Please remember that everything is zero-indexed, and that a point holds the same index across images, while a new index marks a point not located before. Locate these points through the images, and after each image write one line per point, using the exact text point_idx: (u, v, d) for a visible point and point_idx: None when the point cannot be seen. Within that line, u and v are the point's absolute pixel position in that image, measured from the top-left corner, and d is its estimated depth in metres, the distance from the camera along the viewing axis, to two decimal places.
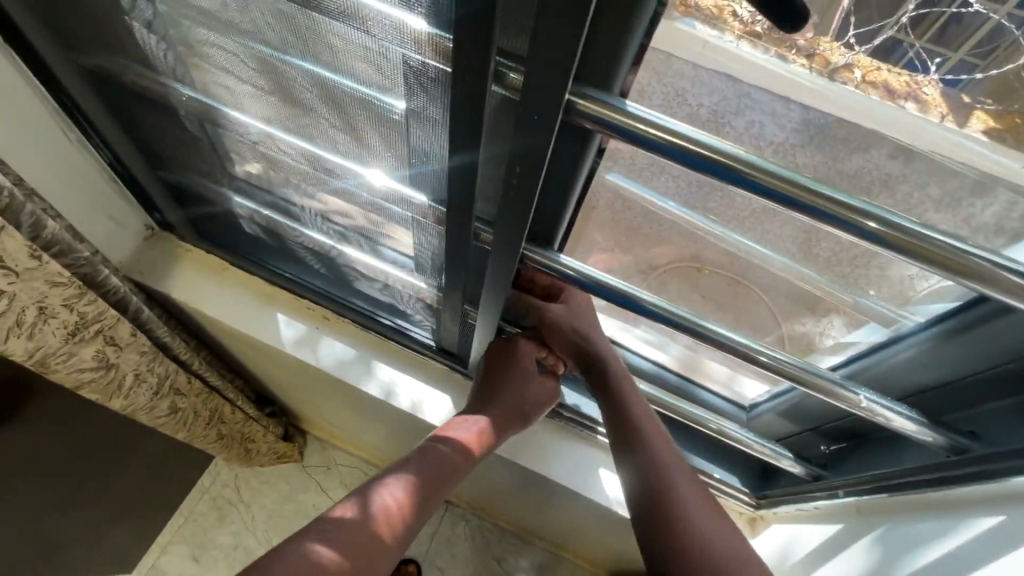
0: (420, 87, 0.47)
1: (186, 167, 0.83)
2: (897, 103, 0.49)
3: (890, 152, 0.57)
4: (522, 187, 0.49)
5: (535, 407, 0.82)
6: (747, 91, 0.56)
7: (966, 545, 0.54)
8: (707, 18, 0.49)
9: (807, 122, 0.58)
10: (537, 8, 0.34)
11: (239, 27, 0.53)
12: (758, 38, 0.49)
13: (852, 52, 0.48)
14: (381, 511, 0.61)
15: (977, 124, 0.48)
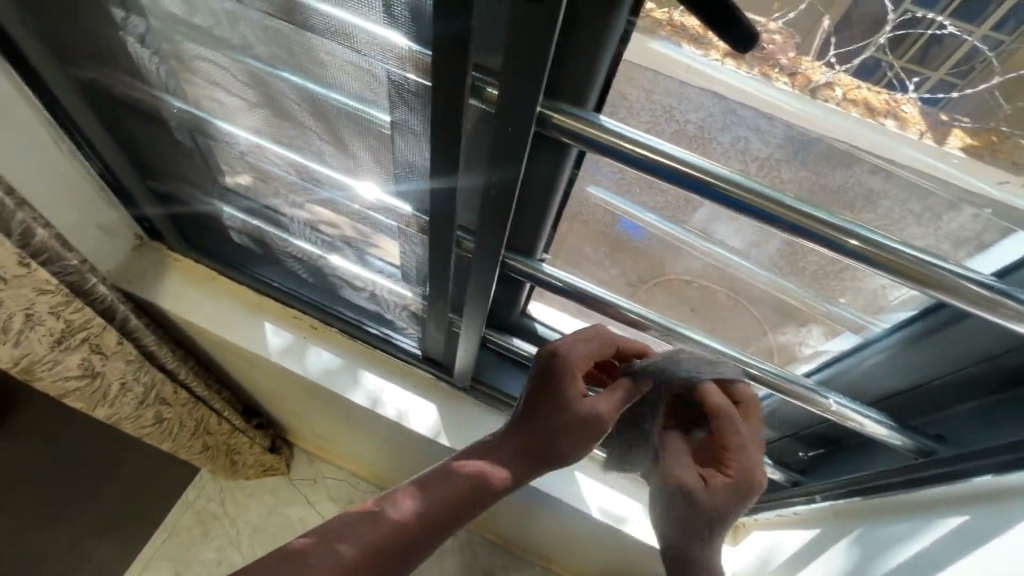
0: (402, 101, 0.49)
1: (177, 178, 0.84)
2: (877, 120, 0.52)
3: (873, 169, 0.59)
4: (500, 196, 0.51)
5: (573, 444, 0.60)
6: (734, 108, 0.58)
7: (934, 546, 0.55)
8: (693, 38, 0.52)
9: (793, 139, 0.59)
10: (508, 30, 0.36)
11: (229, 42, 0.55)
12: (740, 59, 0.53)
13: (834, 70, 0.50)
14: (402, 519, 0.62)
15: (956, 141, 0.51)
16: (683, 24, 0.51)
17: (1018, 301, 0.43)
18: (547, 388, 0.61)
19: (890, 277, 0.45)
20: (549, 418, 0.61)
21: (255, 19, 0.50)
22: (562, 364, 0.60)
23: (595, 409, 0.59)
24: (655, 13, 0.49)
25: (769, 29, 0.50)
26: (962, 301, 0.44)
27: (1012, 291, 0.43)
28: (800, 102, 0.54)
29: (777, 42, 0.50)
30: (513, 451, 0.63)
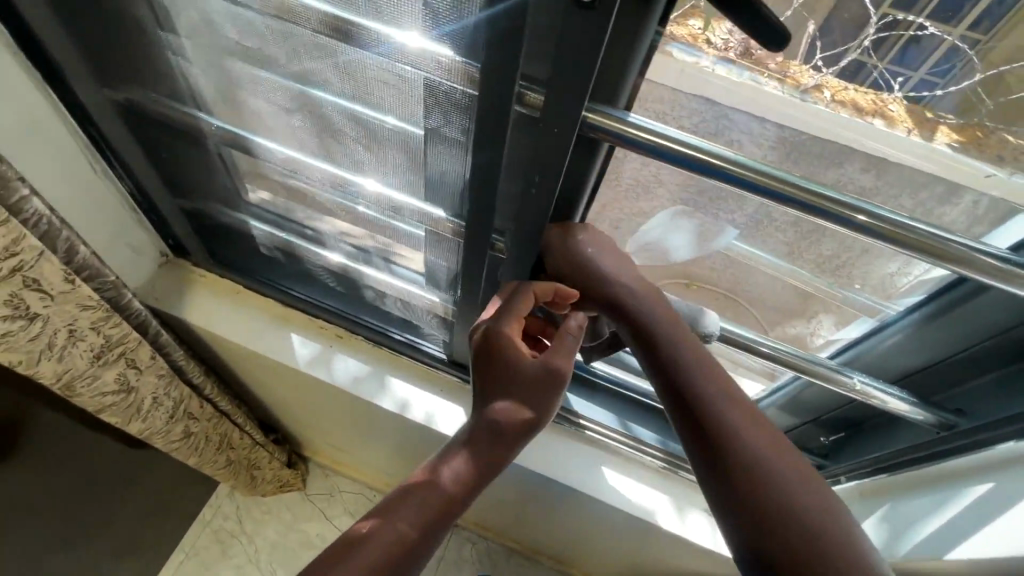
0: (445, 109, 0.52)
1: (206, 194, 0.87)
2: (867, 118, 0.55)
3: (862, 166, 0.62)
4: (541, 195, 0.53)
5: (545, 404, 0.62)
6: (726, 112, 0.62)
7: (963, 513, 0.59)
8: (685, 46, 0.56)
9: (782, 140, 0.63)
10: (559, 41, 0.39)
11: (274, 62, 0.58)
12: (733, 62, 0.56)
13: (820, 74, 0.54)
14: (443, 488, 0.60)
15: (943, 137, 0.54)
16: (674, 33, 0.56)
17: None
18: (495, 360, 0.62)
19: (910, 255, 0.48)
20: (518, 381, 0.62)
21: (302, 38, 0.53)
22: (499, 336, 0.61)
23: (550, 364, 0.61)
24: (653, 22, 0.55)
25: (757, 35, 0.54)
26: (982, 275, 0.47)
27: None
28: (792, 104, 0.57)
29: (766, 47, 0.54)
30: (506, 408, 0.62)
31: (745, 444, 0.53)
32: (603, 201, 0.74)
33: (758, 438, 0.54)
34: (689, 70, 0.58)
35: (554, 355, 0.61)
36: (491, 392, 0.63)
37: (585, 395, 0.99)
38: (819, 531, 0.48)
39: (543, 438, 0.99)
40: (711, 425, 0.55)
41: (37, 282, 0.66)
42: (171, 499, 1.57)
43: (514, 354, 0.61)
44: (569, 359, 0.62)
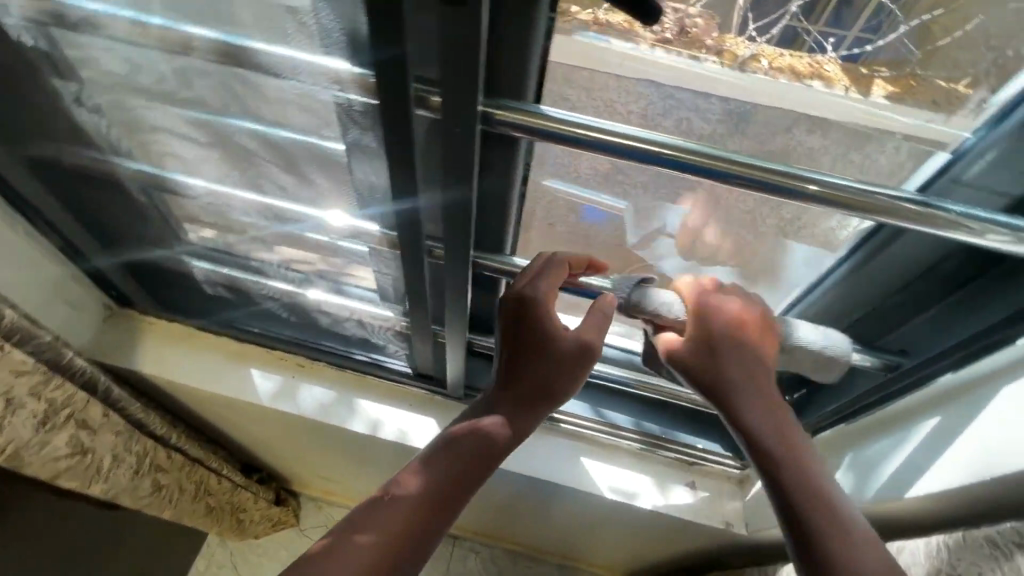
0: (354, 123, 0.51)
1: (139, 241, 0.84)
2: (804, 82, 0.55)
3: (808, 128, 0.58)
4: (459, 196, 0.53)
5: (572, 380, 0.64)
6: (672, 91, 0.58)
7: (916, 453, 0.60)
8: (622, 33, 0.54)
9: (730, 112, 0.59)
10: (440, 40, 0.39)
11: (178, 97, 0.57)
12: (670, 43, 0.55)
13: (755, 43, 0.53)
14: (410, 498, 0.58)
15: (879, 91, 0.54)
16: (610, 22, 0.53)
17: (941, 210, 0.47)
18: (526, 335, 0.62)
19: (843, 211, 0.49)
20: (526, 385, 0.64)
21: (199, 68, 0.52)
22: (538, 303, 0.59)
23: (577, 343, 0.62)
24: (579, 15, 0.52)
25: (690, 13, 0.52)
26: (902, 221, 0.48)
27: (936, 203, 0.48)
28: (734, 79, 0.56)
29: (700, 25, 0.53)
30: (507, 413, 0.64)
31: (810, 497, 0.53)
32: (539, 193, 0.71)
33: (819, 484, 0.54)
34: (630, 55, 0.56)
35: (588, 328, 0.62)
36: (495, 401, 0.65)
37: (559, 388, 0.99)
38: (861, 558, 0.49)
39: (520, 437, 0.98)
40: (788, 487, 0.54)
41: None
42: (161, 555, 1.53)
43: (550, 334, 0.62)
44: (600, 334, 0.62)
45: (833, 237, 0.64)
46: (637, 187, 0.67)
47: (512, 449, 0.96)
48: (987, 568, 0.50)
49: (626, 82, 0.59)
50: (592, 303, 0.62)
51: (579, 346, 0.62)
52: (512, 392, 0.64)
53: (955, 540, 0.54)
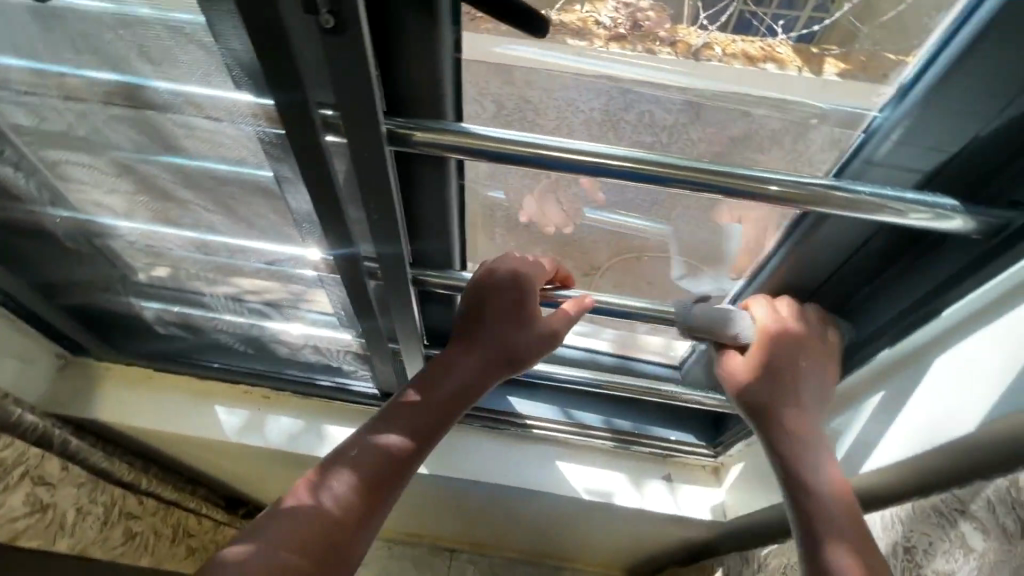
0: (273, 155, 0.51)
1: (81, 287, 0.82)
2: (759, 65, 0.54)
3: (770, 110, 0.56)
4: (383, 215, 0.54)
5: (529, 358, 0.70)
6: (629, 88, 0.57)
7: (865, 427, 0.62)
8: (576, 31, 0.54)
9: (691, 102, 0.57)
10: (331, 69, 0.39)
11: (92, 141, 0.55)
12: (625, 39, 0.54)
13: (707, 31, 0.53)
14: (328, 503, 0.62)
15: (831, 69, 0.52)
16: (563, 21, 0.53)
17: (847, 191, 0.47)
18: (494, 317, 0.67)
19: (776, 203, 0.49)
20: (438, 394, 0.67)
21: (107, 111, 0.51)
22: (501, 290, 0.65)
23: (500, 339, 0.68)
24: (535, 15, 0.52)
25: (641, 7, 0.54)
26: (831, 210, 0.49)
27: (842, 183, 0.48)
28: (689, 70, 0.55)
29: (652, 18, 0.54)
30: (410, 428, 0.66)
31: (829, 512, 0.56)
32: (481, 205, 0.71)
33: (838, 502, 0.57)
34: (583, 53, 0.55)
35: (556, 317, 0.68)
36: (399, 415, 0.66)
37: (530, 395, 0.98)
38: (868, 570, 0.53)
39: (493, 447, 0.98)
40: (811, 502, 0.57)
41: None
42: None
43: (489, 326, 0.68)
44: (566, 325, 0.68)
45: (769, 228, 0.64)
46: (579, 189, 0.68)
47: (486, 460, 0.96)
48: (937, 536, 0.52)
49: (549, 94, 0.59)
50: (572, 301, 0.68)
51: (545, 333, 0.68)
52: (419, 403, 0.67)
53: (907, 511, 0.56)
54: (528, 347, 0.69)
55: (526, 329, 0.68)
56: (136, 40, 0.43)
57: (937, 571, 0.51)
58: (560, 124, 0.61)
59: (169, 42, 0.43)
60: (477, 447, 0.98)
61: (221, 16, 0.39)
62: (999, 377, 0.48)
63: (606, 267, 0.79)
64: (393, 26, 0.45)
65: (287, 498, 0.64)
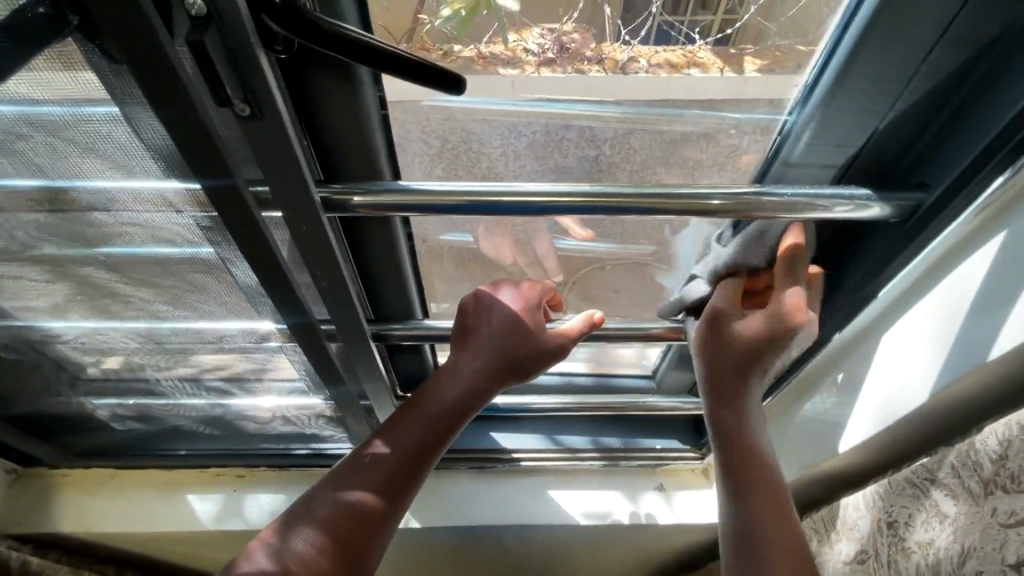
0: (213, 239, 0.51)
1: (23, 397, 0.77)
2: (683, 72, 0.54)
3: (702, 108, 0.57)
4: (331, 278, 0.53)
5: (531, 367, 0.68)
6: (564, 121, 0.59)
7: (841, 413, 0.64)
8: (506, 61, 0.53)
9: (625, 113, 0.58)
10: (254, 148, 0.40)
11: (16, 249, 0.53)
12: (554, 64, 0.54)
13: (631, 45, 0.53)
14: (297, 561, 0.58)
15: (751, 66, 0.54)
16: (492, 53, 0.53)
17: (774, 196, 0.50)
18: (476, 327, 0.67)
19: (722, 215, 0.51)
20: (410, 436, 0.63)
21: (25, 218, 0.49)
22: (484, 319, 0.67)
23: (476, 373, 0.65)
24: (461, 52, 0.52)
25: (565, 30, 0.52)
26: (766, 214, 0.51)
27: (768, 188, 0.50)
28: (619, 84, 0.55)
29: (577, 39, 0.53)
30: (386, 472, 0.62)
31: (757, 480, 0.58)
32: (434, 249, 0.71)
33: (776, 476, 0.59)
34: (518, 82, 0.54)
35: (563, 330, 0.67)
36: (374, 460, 0.62)
37: (512, 427, 0.98)
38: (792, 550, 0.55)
39: (484, 489, 0.96)
40: (737, 465, 0.59)
41: None
42: None
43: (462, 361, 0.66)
44: (571, 335, 0.67)
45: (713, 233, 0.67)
46: (529, 224, 0.69)
47: (478, 502, 0.95)
48: (914, 507, 0.54)
49: (487, 123, 0.58)
50: (586, 313, 0.69)
51: (541, 342, 0.66)
52: (390, 450, 0.63)
53: (884, 486, 0.58)
54: (523, 361, 0.67)
55: (521, 336, 0.66)
56: (45, 147, 0.42)
57: (919, 541, 0.52)
58: (505, 150, 0.62)
59: (80, 141, 0.42)
60: (466, 490, 0.96)
61: (135, 107, 0.39)
62: (940, 345, 0.52)
63: (571, 283, 0.80)
64: (314, 97, 0.46)
65: (245, 561, 0.59)
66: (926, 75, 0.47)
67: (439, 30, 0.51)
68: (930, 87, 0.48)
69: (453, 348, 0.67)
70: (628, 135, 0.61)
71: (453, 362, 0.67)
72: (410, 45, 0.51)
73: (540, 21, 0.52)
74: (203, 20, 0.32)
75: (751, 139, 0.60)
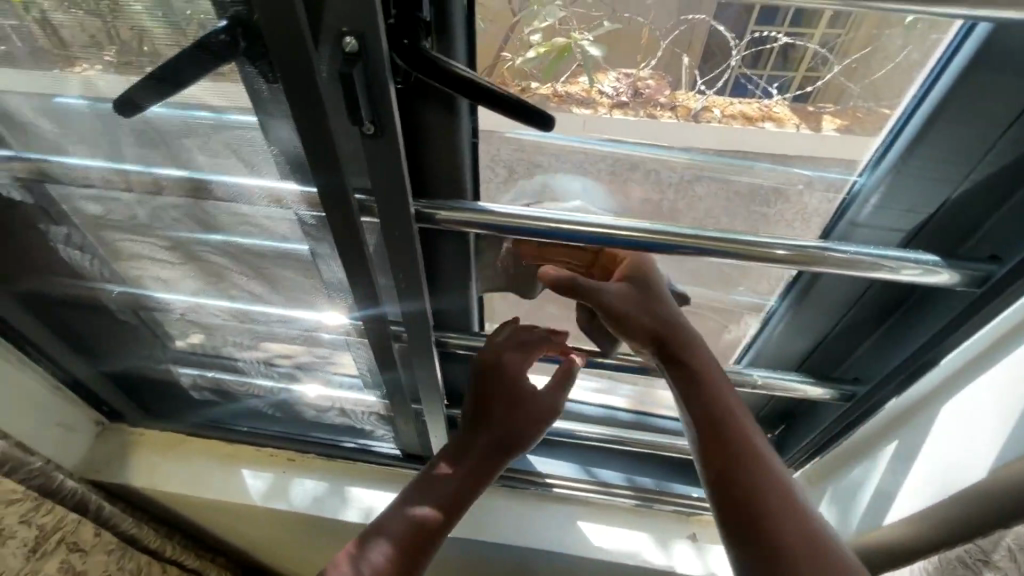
0: (313, 235, 0.58)
1: (125, 355, 0.87)
2: (757, 124, 0.58)
3: (772, 163, 0.60)
4: (410, 283, 0.59)
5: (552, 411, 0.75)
6: (633, 162, 0.63)
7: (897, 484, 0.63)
8: (581, 100, 0.58)
9: (692, 162, 0.62)
10: (368, 162, 0.47)
11: (154, 225, 0.63)
12: (626, 107, 0.58)
13: (705, 95, 0.57)
14: (375, 568, 0.64)
15: (829, 125, 0.57)
16: (568, 92, 0.58)
17: (838, 252, 0.51)
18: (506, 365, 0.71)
19: (791, 265, 0.53)
20: (475, 458, 0.71)
21: (169, 202, 0.58)
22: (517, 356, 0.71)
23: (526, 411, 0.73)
24: (539, 89, 0.57)
25: (641, 76, 0.56)
26: (830, 268, 0.52)
27: (833, 245, 0.52)
28: (689, 131, 0.59)
29: (652, 85, 0.57)
30: (453, 489, 0.69)
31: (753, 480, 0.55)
32: None
33: (757, 449, 0.57)
34: (589, 120, 0.59)
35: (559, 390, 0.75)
36: (442, 480, 0.70)
37: (548, 451, 1.00)
38: (796, 516, 0.53)
39: (514, 509, 0.97)
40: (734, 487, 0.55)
41: None
42: None
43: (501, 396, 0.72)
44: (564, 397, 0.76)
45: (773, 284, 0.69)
46: None
47: (510, 521, 0.96)
48: None
49: (555, 158, 0.64)
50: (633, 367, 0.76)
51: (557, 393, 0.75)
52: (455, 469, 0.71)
53: (934, 563, 0.56)
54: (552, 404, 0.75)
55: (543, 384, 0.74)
56: (199, 144, 0.51)
57: None
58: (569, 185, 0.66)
59: (227, 141, 0.50)
60: (500, 507, 0.98)
61: (275, 118, 0.46)
62: (1005, 421, 0.51)
63: None
64: (420, 124, 0.52)
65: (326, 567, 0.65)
66: (1002, 151, 0.48)
67: (520, 66, 0.56)
68: (1006, 162, 0.49)
69: (483, 390, 0.72)
70: (693, 182, 0.65)
71: (486, 404, 0.73)
72: (491, 78, 0.55)
73: (617, 67, 0.56)
74: (352, 55, 0.39)
75: (822, 198, 0.61)
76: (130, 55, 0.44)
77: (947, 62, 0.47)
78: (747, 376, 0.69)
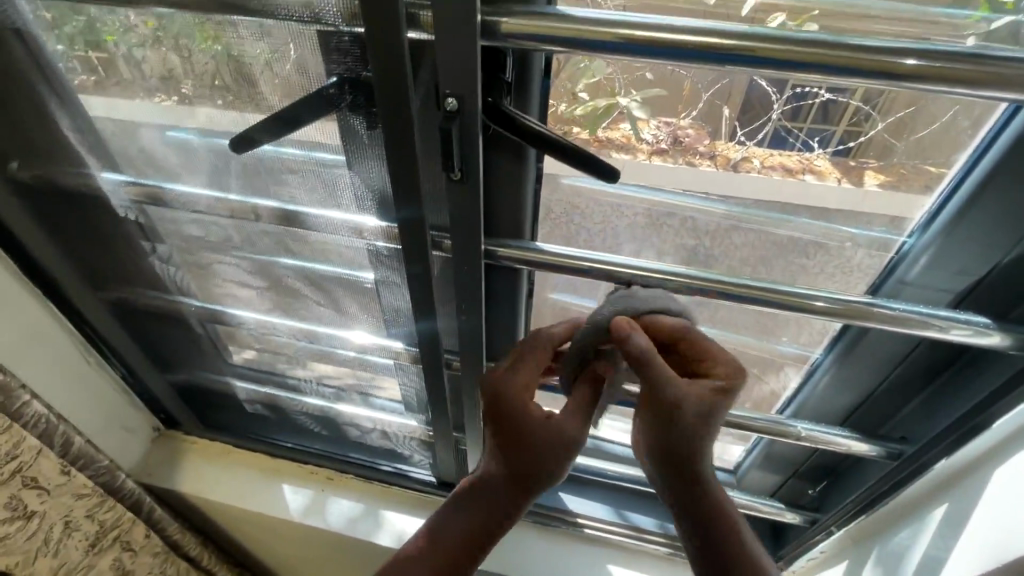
0: (383, 264, 0.63)
1: (190, 363, 0.94)
2: (798, 176, 0.60)
3: (812, 216, 0.63)
4: (470, 315, 0.63)
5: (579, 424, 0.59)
6: (675, 211, 0.67)
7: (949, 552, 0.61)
8: (621, 146, 0.62)
9: (732, 212, 0.66)
10: (449, 203, 0.52)
11: (239, 247, 0.69)
12: (665, 154, 0.62)
13: (745, 146, 0.59)
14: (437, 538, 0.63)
15: (871, 180, 0.58)
16: (609, 137, 0.61)
17: (885, 308, 0.53)
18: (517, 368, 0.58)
19: (837, 319, 0.55)
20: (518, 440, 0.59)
21: (259, 228, 0.65)
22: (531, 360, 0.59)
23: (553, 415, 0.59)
24: (580, 134, 0.61)
25: (680, 125, 0.60)
26: (878, 323, 0.53)
27: (880, 301, 0.53)
28: (730, 179, 0.62)
29: (691, 134, 0.60)
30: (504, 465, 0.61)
31: None
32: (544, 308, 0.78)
33: None
34: (629, 165, 0.63)
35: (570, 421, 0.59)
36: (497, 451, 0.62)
37: (579, 490, 1.00)
38: None
39: (544, 547, 0.97)
40: None
41: (34, 480, 0.74)
42: None
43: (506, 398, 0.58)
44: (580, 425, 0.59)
45: (817, 335, 0.70)
46: None
47: (540, 559, 0.96)
48: None
49: (605, 203, 0.68)
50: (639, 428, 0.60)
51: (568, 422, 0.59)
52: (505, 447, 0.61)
53: None
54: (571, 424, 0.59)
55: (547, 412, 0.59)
56: (296, 179, 0.57)
57: None
58: (608, 231, 0.71)
59: (321, 178, 0.56)
60: (529, 544, 0.98)
61: (369, 160, 0.52)
62: None
63: None
64: (494, 169, 0.58)
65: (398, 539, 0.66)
66: None
67: (564, 111, 0.60)
68: None
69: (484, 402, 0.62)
70: (733, 231, 0.68)
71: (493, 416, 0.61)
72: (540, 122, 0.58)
73: (657, 115, 0.60)
74: (451, 112, 0.45)
75: (866, 254, 0.64)
76: (236, 94, 0.51)
77: (996, 137, 0.50)
78: (790, 426, 0.69)
